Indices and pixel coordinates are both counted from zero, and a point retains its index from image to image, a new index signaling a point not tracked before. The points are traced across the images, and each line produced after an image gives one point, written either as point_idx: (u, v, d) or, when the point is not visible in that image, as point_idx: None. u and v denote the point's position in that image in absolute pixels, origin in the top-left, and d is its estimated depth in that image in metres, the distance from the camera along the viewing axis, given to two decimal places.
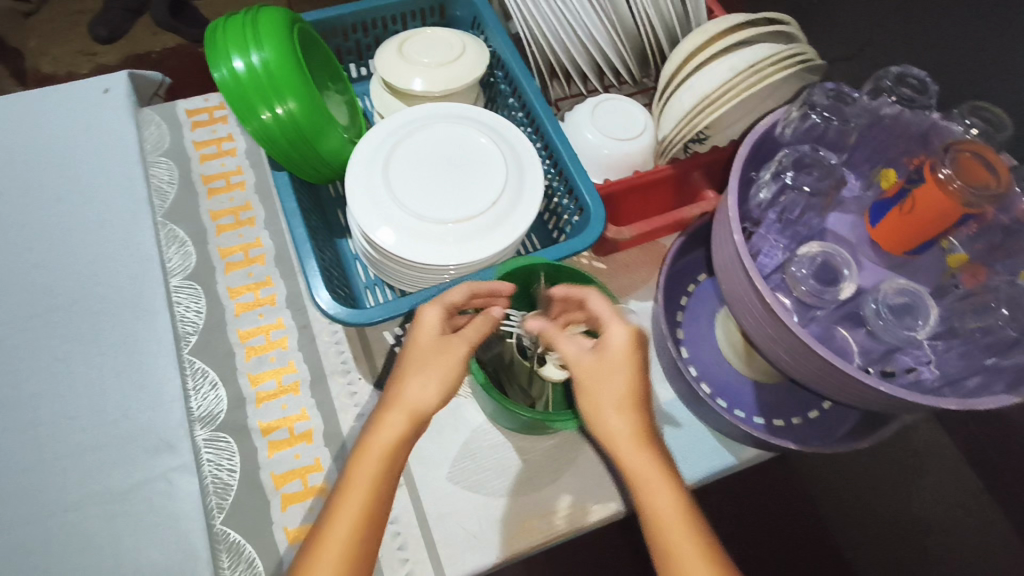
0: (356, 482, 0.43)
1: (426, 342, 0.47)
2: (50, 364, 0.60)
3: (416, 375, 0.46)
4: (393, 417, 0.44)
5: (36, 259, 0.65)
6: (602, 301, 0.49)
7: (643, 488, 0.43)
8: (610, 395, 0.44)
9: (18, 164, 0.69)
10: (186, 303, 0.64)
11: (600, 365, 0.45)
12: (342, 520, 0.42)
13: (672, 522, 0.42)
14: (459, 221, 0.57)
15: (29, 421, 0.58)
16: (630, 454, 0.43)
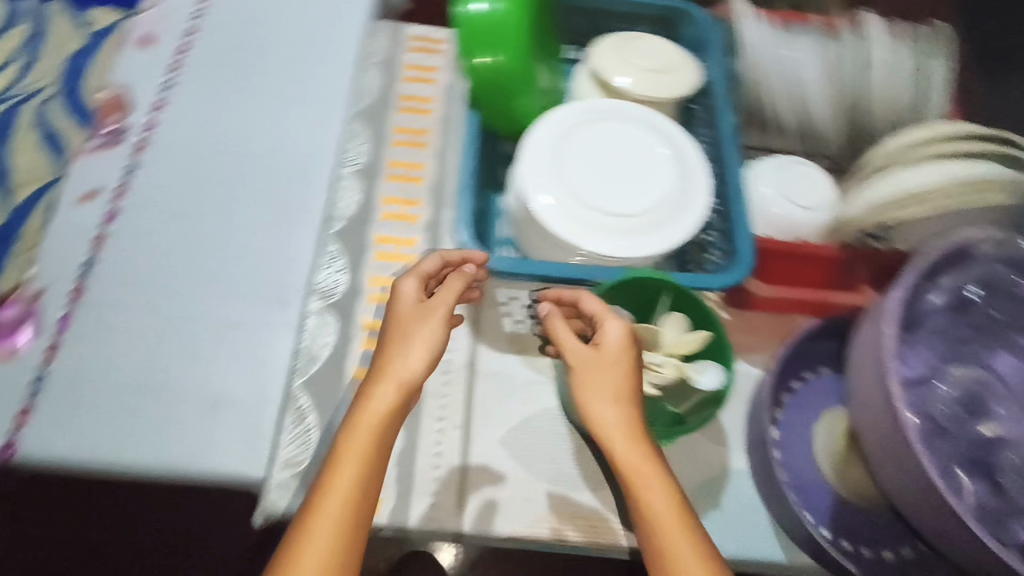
0: (353, 446, 0.47)
1: (406, 315, 0.52)
2: (221, 196, 0.68)
3: (400, 349, 0.50)
4: (383, 390, 0.49)
5: (248, 109, 0.74)
6: (591, 298, 0.53)
7: (635, 483, 0.47)
8: (605, 387, 0.49)
9: (264, 29, 0.79)
10: (347, 192, 0.69)
11: (596, 357, 0.50)
12: (341, 474, 0.46)
13: (674, 524, 0.45)
14: (607, 215, 0.58)
15: (191, 235, 0.66)
16: (622, 443, 0.48)
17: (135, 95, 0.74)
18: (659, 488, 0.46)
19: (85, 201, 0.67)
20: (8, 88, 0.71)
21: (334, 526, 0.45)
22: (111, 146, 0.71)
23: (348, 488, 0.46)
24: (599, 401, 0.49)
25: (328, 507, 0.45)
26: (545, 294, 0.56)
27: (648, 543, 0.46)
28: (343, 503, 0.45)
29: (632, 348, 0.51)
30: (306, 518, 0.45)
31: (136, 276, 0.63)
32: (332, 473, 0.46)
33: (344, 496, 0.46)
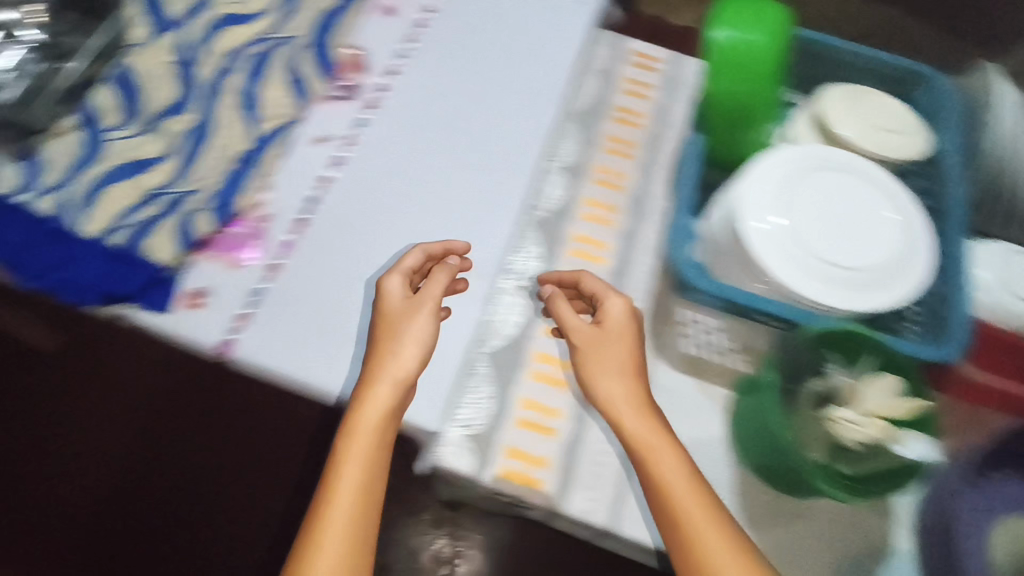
0: (354, 446, 0.51)
1: (393, 314, 0.57)
2: (432, 163, 0.72)
3: (393, 348, 0.55)
4: (381, 387, 0.53)
5: (471, 89, 0.77)
6: (592, 279, 0.61)
7: (647, 451, 0.52)
8: (614, 363, 0.56)
9: (495, 19, 0.83)
10: (554, 185, 0.71)
11: (601, 335, 0.58)
12: (353, 459, 0.51)
13: (686, 486, 0.50)
14: (841, 270, 0.57)
15: (403, 195, 0.70)
16: (628, 413, 0.54)
17: (371, 57, 0.79)
18: (667, 453, 0.52)
19: (316, 142, 0.72)
20: (270, 31, 0.78)
21: (353, 496, 0.49)
22: (346, 99, 0.76)
23: (359, 467, 0.50)
24: (604, 380, 0.56)
25: (343, 483, 0.50)
26: (549, 275, 0.64)
27: (663, 513, 0.50)
28: (357, 480, 0.50)
29: (635, 323, 0.59)
30: (325, 493, 0.50)
31: (352, 223, 0.68)
32: (342, 457, 0.51)
33: (359, 472, 0.50)
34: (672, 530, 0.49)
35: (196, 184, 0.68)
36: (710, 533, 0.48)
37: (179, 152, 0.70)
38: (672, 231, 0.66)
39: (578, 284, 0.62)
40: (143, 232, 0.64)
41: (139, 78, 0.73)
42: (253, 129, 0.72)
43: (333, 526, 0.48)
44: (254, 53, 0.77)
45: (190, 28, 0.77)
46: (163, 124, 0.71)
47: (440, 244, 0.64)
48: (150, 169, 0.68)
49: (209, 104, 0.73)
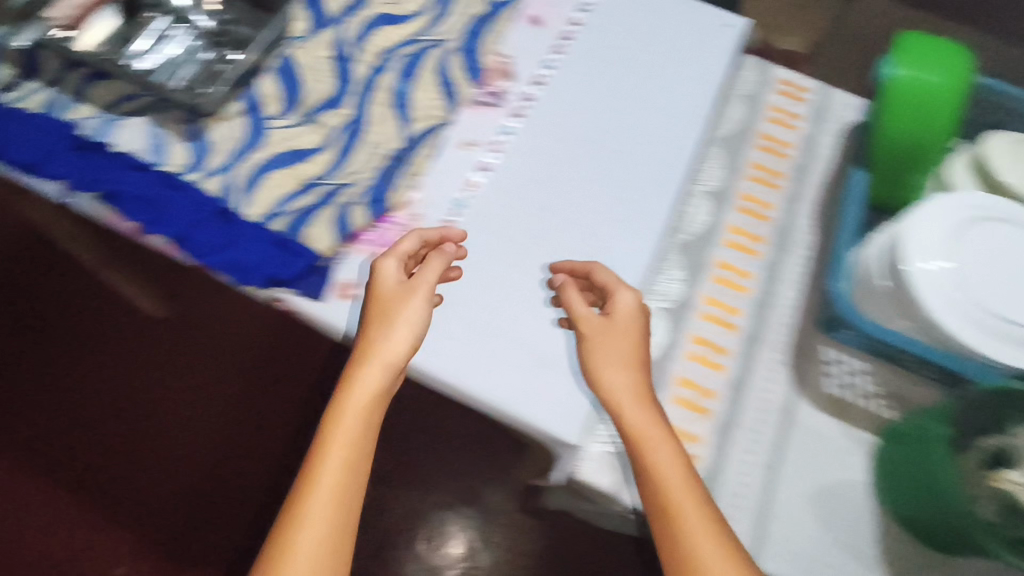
0: (342, 426, 0.57)
1: (386, 298, 0.60)
2: (574, 177, 0.73)
3: (382, 331, 0.59)
4: (370, 369, 0.58)
5: (615, 106, 0.78)
6: (603, 275, 0.63)
7: (640, 444, 0.56)
8: (618, 357, 0.59)
9: (639, 37, 0.83)
10: (697, 209, 0.71)
11: (609, 329, 0.60)
12: (341, 435, 0.56)
13: (672, 477, 0.55)
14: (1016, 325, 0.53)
15: (547, 206, 0.71)
16: (632, 408, 0.57)
17: (517, 66, 0.80)
18: (659, 441, 0.56)
19: (464, 146, 0.74)
20: (421, 33, 0.80)
21: (338, 467, 0.55)
22: (493, 107, 0.77)
23: (347, 443, 0.56)
24: (608, 379, 0.58)
25: (331, 455, 0.55)
26: (563, 265, 0.66)
27: (654, 511, 0.54)
28: (347, 455, 0.56)
29: (640, 322, 0.61)
30: (314, 463, 0.55)
31: (498, 230, 0.69)
32: (330, 434, 0.56)
33: (346, 446, 0.56)
34: (662, 519, 0.53)
35: (349, 177, 0.70)
36: (691, 512, 0.53)
37: (334, 144, 0.72)
38: (831, 263, 0.65)
39: (590, 275, 0.64)
40: (300, 220, 0.66)
41: (299, 70, 0.76)
42: (404, 128, 0.74)
43: (322, 494, 0.54)
44: (405, 53, 0.79)
45: (347, 23, 0.79)
46: (320, 116, 0.73)
47: (437, 231, 0.66)
48: (306, 159, 0.71)
49: (362, 99, 0.75)
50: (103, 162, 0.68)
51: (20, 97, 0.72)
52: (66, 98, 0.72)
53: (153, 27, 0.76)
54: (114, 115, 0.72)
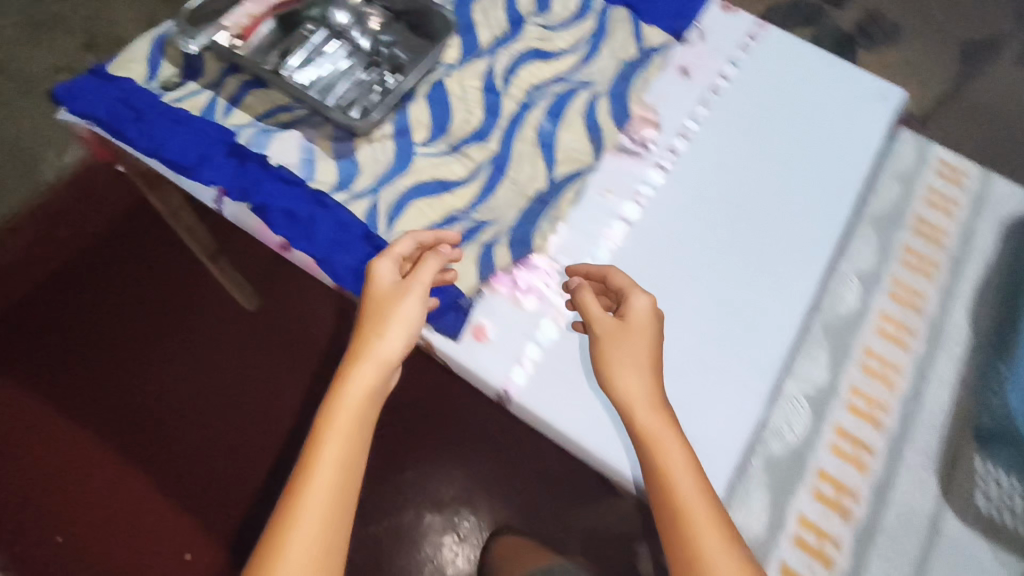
0: (337, 420, 0.53)
1: (383, 296, 0.58)
2: (718, 239, 0.71)
3: (378, 329, 0.56)
4: (364, 366, 0.55)
5: (761, 169, 0.76)
6: (619, 278, 0.61)
7: (649, 446, 0.53)
8: (631, 357, 0.56)
9: (788, 100, 0.81)
10: (844, 289, 0.68)
11: (624, 333, 0.57)
12: (336, 430, 0.52)
13: (688, 487, 0.51)
14: None
15: (689, 265, 0.69)
16: (644, 409, 0.54)
17: (663, 116, 0.78)
18: (670, 443, 0.53)
19: (608, 193, 0.72)
20: (570, 73, 0.80)
21: (333, 465, 0.51)
22: (637, 156, 0.75)
23: (342, 437, 0.52)
24: (620, 388, 0.56)
25: (325, 451, 0.51)
26: (578, 268, 0.65)
27: (673, 533, 0.50)
28: (342, 449, 0.52)
29: (653, 326, 0.58)
30: (307, 459, 0.51)
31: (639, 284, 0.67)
32: (323, 430, 0.52)
33: (340, 441, 0.52)
34: (676, 538, 0.50)
35: (491, 215, 0.69)
36: (705, 520, 0.49)
37: (479, 179, 0.71)
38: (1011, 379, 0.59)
39: (605, 279, 0.63)
40: None
41: (448, 98, 0.75)
42: (549, 170, 0.73)
43: (316, 491, 0.49)
44: (552, 92, 0.78)
45: (498, 56, 0.79)
46: (466, 147, 0.73)
47: (431, 233, 0.63)
48: (450, 191, 0.70)
49: (508, 134, 0.74)
50: (251, 171, 0.67)
51: (180, 97, 0.73)
52: (223, 103, 0.73)
53: (313, 41, 0.77)
54: (266, 124, 0.72)
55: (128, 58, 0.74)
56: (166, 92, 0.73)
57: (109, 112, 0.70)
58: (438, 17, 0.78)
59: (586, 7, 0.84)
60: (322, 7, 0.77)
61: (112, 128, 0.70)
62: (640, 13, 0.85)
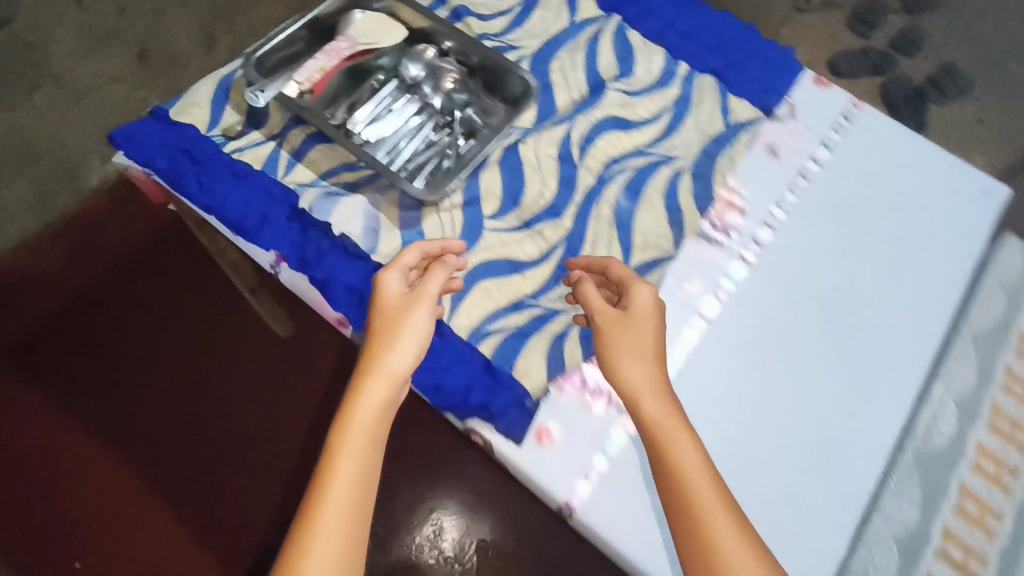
0: (344, 444, 0.46)
1: (393, 309, 0.53)
2: (802, 346, 0.66)
3: (388, 343, 0.51)
4: (376, 381, 0.49)
5: (854, 268, 0.70)
6: (621, 269, 0.59)
7: (653, 431, 0.50)
8: (636, 345, 0.53)
9: (882, 189, 0.76)
10: (939, 418, 0.65)
11: (629, 324, 0.54)
12: (348, 450, 0.46)
13: (697, 477, 0.47)
14: None
15: (772, 374, 0.64)
16: (651, 400, 0.51)
17: (749, 201, 0.73)
18: (679, 431, 0.49)
19: (688, 286, 0.67)
20: (650, 146, 0.75)
21: (346, 490, 0.44)
22: (720, 243, 0.70)
23: (356, 456, 0.46)
24: (622, 375, 0.52)
25: (338, 475, 0.45)
26: (578, 262, 0.63)
27: (689, 538, 0.45)
28: (356, 472, 0.45)
29: (659, 319, 0.56)
30: (318, 484, 0.44)
31: (719, 393, 0.63)
32: (334, 452, 0.46)
33: (354, 461, 0.46)
34: (695, 545, 0.45)
35: (560, 302, 0.65)
36: (718, 511, 0.45)
37: (550, 260, 0.67)
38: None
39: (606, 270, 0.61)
40: (508, 346, 0.61)
41: (522, 165, 0.71)
42: (625, 255, 0.68)
43: (328, 520, 0.43)
44: (632, 166, 0.73)
45: (576, 122, 0.75)
46: (538, 224, 0.68)
47: (435, 243, 0.60)
48: (519, 272, 0.66)
49: (583, 210, 0.70)
50: (313, 239, 0.63)
51: (241, 147, 0.69)
52: (285, 156, 0.69)
53: (382, 96, 0.73)
54: (330, 183, 0.68)
55: (192, 102, 0.70)
56: (227, 141, 0.69)
57: (169, 162, 0.66)
58: (514, 78, 0.73)
59: (669, 74, 0.80)
60: (398, 65, 0.75)
61: (172, 179, 0.66)
62: (728, 85, 0.81)
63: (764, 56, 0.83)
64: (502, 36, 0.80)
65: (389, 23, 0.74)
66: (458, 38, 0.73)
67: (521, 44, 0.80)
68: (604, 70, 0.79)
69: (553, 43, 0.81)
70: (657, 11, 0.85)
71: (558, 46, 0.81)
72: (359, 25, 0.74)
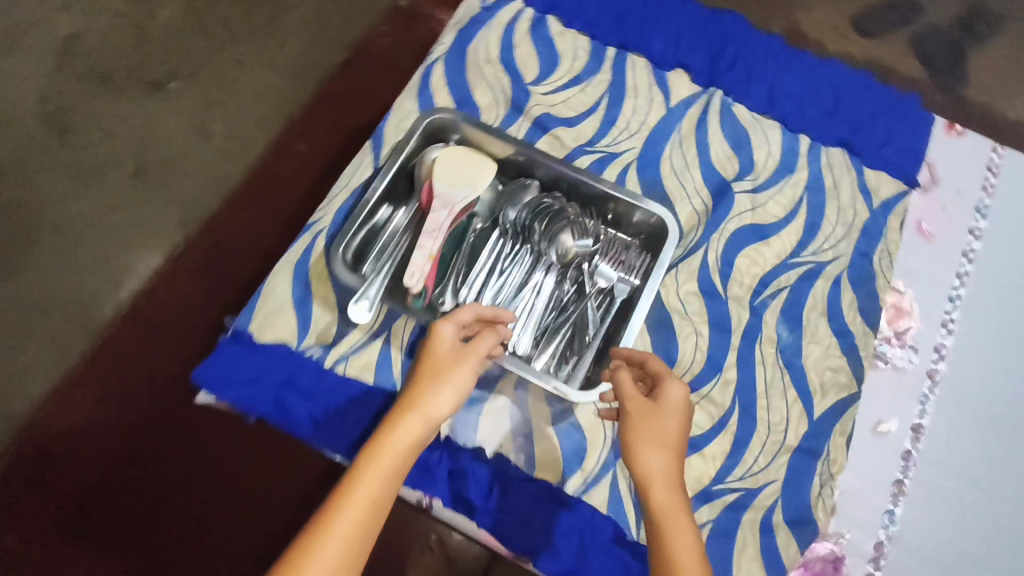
0: (361, 474, 0.37)
1: (443, 360, 0.44)
2: (1015, 472, 0.60)
3: (430, 384, 0.42)
4: (410, 422, 0.40)
5: None
6: (661, 360, 0.49)
7: (657, 502, 0.40)
8: (658, 433, 0.43)
9: None
10: None
11: (651, 412, 0.44)
12: (362, 484, 0.36)
13: (695, 563, 0.37)
14: None
15: (992, 516, 0.58)
16: (664, 495, 0.40)
17: (919, 303, 0.65)
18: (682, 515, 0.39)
19: (881, 432, 0.60)
20: (796, 252, 0.66)
21: (350, 530, 0.34)
22: (903, 367, 0.62)
23: (369, 495, 0.36)
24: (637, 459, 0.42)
25: (346, 507, 0.35)
26: (618, 350, 0.53)
27: None
28: (365, 511, 0.35)
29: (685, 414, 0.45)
30: (318, 518, 0.35)
31: (943, 552, 0.57)
32: (346, 484, 0.36)
33: (367, 500, 0.36)
34: None
35: (752, 479, 0.57)
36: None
37: (727, 428, 0.58)
38: None
39: (645, 364, 0.50)
40: (714, 552, 0.54)
41: (668, 318, 0.61)
42: (806, 407, 0.60)
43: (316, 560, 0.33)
44: (782, 284, 0.64)
45: (710, 241, 0.65)
46: (704, 384, 0.60)
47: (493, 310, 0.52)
48: (697, 452, 0.57)
49: (745, 354, 0.61)
50: (467, 470, 0.54)
51: (343, 354, 0.58)
52: (397, 356, 0.59)
53: (488, 260, 0.61)
54: None
55: (271, 309, 0.58)
56: (326, 351, 0.58)
57: (275, 404, 0.56)
58: (643, 213, 0.61)
59: (793, 154, 0.70)
60: (495, 214, 0.63)
61: (284, 423, 0.56)
62: (861, 155, 0.70)
63: (890, 109, 0.72)
64: (597, 142, 0.68)
65: (478, 156, 0.61)
66: (564, 174, 0.62)
67: (621, 147, 0.68)
68: (721, 165, 0.68)
69: (655, 138, 0.69)
70: (758, 71, 0.72)
71: (662, 141, 0.69)
72: (440, 165, 0.60)
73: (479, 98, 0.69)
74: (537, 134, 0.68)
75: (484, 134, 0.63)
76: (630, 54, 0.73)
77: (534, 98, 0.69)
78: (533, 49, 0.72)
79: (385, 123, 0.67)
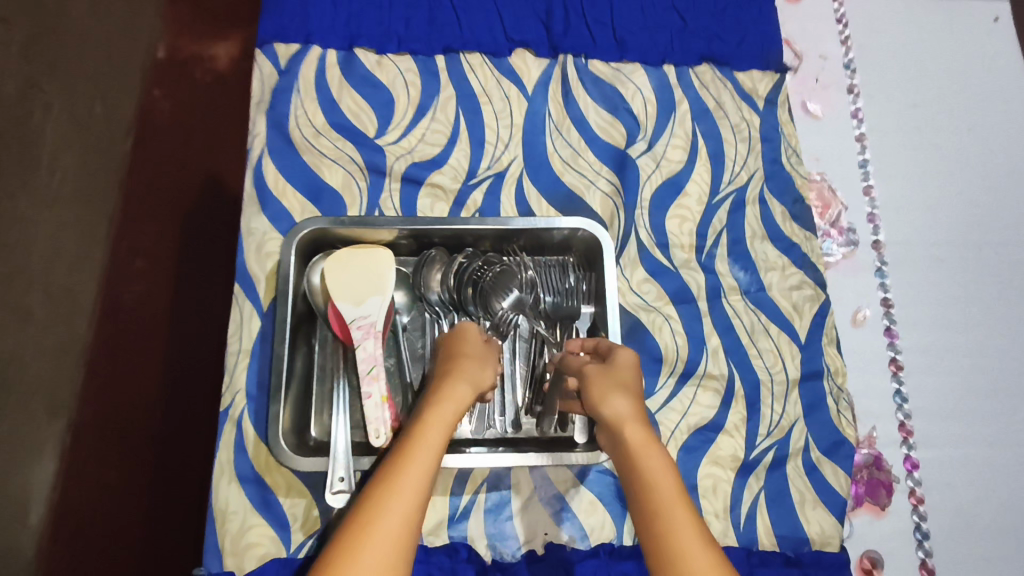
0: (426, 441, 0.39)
1: (473, 346, 0.48)
2: (976, 297, 0.62)
3: (475, 362, 0.46)
4: (457, 389, 0.43)
5: (958, 187, 0.66)
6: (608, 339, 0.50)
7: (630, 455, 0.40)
8: (612, 381, 0.44)
9: (926, 82, 0.70)
10: None
11: (607, 374, 0.45)
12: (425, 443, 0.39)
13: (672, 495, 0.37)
14: None
15: (978, 349, 0.61)
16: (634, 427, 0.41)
17: (837, 182, 0.65)
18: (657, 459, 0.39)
19: (860, 323, 0.61)
20: (713, 189, 0.63)
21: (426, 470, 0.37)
22: (850, 252, 0.63)
23: (440, 438, 0.40)
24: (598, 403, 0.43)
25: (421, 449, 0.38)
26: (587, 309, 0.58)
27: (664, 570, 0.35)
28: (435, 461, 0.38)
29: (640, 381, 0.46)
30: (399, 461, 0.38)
31: (954, 402, 0.59)
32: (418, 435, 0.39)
33: (433, 448, 0.39)
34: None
35: (778, 430, 0.57)
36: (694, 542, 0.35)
37: (736, 395, 0.57)
38: None
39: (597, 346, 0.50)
40: (780, 516, 0.54)
41: (635, 318, 0.58)
42: (790, 334, 0.60)
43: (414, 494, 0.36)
44: (718, 227, 0.62)
45: (636, 220, 0.61)
46: (698, 364, 0.58)
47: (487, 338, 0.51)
48: (722, 432, 0.56)
49: (716, 314, 0.59)
50: None
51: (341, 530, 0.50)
52: None
53: None
54: (470, 493, 0.51)
55: (238, 531, 0.49)
56: (322, 538, 0.50)
57: None
58: (562, 232, 0.56)
59: (666, 88, 0.66)
60: (419, 307, 0.56)
61: None
62: (728, 62, 0.67)
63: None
64: (478, 170, 0.61)
65: (368, 251, 0.52)
66: (465, 229, 0.55)
67: (503, 163, 0.62)
68: (607, 133, 0.64)
69: (532, 136, 0.63)
70: (594, 15, 0.67)
71: (540, 136, 0.63)
72: (332, 285, 0.51)
73: (331, 180, 0.59)
74: (414, 190, 0.60)
75: (360, 226, 0.54)
76: (461, 54, 0.64)
77: (390, 152, 0.61)
78: (358, 94, 0.62)
79: (243, 255, 0.56)
